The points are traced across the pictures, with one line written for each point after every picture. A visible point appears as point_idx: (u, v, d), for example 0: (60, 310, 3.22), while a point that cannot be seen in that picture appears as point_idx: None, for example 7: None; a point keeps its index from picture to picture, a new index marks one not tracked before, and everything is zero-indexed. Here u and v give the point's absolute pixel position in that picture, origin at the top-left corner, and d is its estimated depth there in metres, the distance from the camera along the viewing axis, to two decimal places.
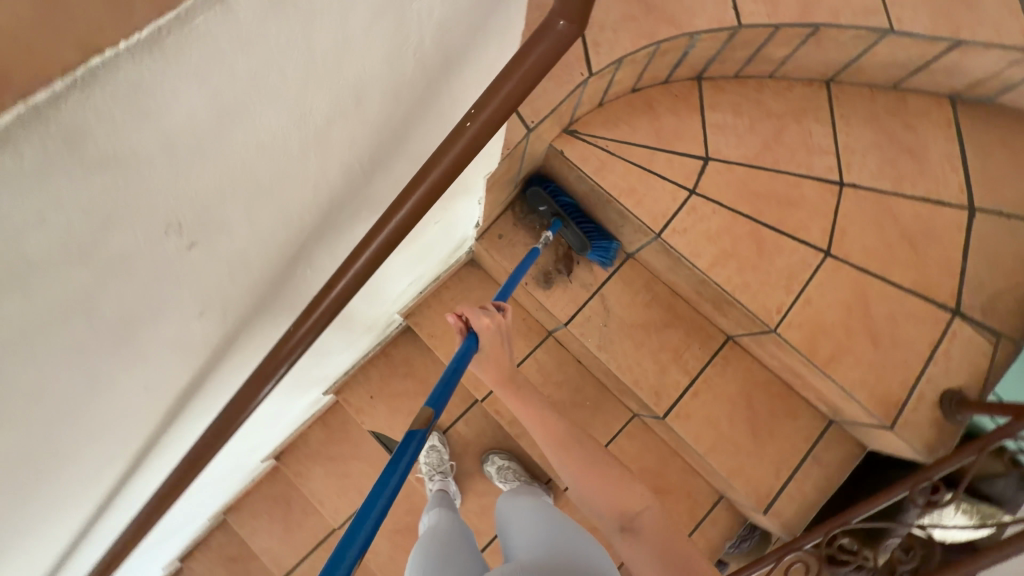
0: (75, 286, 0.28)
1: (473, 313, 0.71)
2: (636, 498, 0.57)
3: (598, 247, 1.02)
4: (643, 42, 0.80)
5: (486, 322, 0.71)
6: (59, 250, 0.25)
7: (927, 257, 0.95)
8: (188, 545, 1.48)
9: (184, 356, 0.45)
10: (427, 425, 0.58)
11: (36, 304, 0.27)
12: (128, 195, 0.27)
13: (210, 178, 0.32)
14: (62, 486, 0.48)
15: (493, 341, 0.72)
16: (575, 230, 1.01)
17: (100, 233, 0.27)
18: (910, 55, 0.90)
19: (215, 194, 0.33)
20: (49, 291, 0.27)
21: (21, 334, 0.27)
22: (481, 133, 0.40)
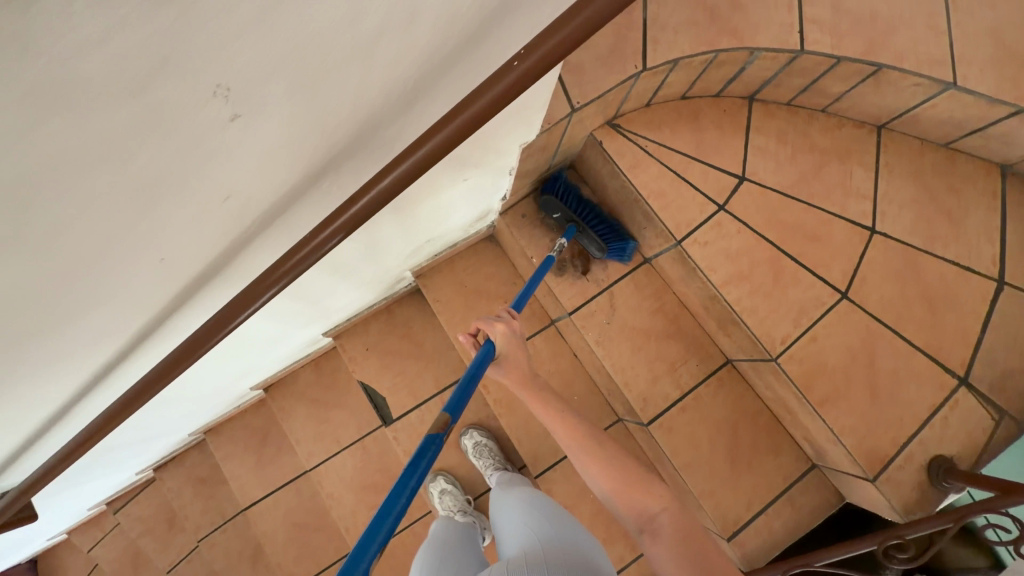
0: (122, 117, 0.31)
1: (488, 323, 0.73)
2: (652, 498, 0.55)
3: (614, 248, 1.02)
4: (702, 48, 0.80)
5: (500, 329, 0.73)
6: (117, 74, 0.28)
7: (944, 320, 0.94)
8: (164, 458, 1.52)
9: (201, 240, 0.47)
10: (444, 428, 0.60)
11: (85, 122, 0.30)
12: (188, 44, 0.30)
13: (262, 54, 0.34)
14: (62, 339, 0.50)
15: (510, 345, 0.72)
16: (591, 234, 1.01)
17: (154, 71, 0.30)
18: (968, 114, 0.89)
19: (264, 73, 0.35)
20: (99, 113, 0.30)
21: (66, 147, 0.30)
22: (527, 74, 0.42)
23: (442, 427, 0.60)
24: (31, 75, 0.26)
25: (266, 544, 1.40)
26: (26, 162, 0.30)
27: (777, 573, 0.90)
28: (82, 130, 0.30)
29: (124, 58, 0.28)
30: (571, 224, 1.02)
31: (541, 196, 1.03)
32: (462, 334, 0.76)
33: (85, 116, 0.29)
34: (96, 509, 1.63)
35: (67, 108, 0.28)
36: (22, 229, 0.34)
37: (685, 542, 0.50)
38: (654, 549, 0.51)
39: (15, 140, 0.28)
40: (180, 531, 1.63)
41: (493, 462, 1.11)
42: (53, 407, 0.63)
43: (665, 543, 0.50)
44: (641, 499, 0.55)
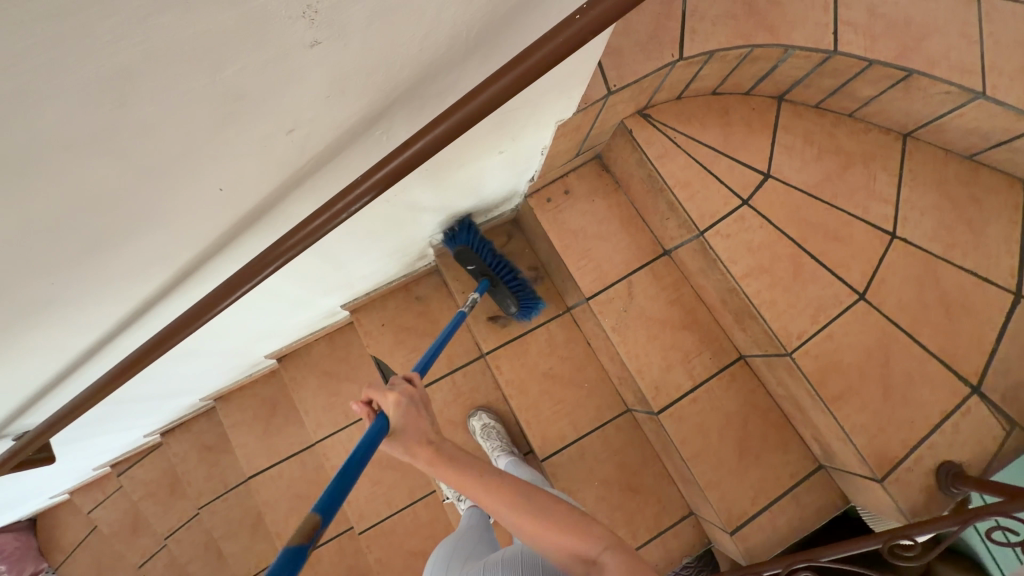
0: (221, 21, 0.34)
1: (377, 391, 0.58)
2: (587, 539, 0.49)
3: (525, 302, 1.12)
4: (738, 42, 0.82)
5: (391, 398, 0.57)
6: None
7: (959, 327, 0.95)
8: (172, 422, 1.53)
9: (259, 171, 0.50)
10: (304, 545, 0.44)
11: (192, 22, 0.33)
12: None
13: None
14: (113, 264, 0.52)
15: (406, 415, 0.57)
16: (505, 291, 1.08)
17: None
18: (995, 125, 0.90)
19: None
20: (205, 15, 0.33)
21: (172, 44, 0.33)
22: (587, 28, 0.44)
23: (307, 537, 0.45)
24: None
25: (266, 513, 1.41)
26: (130, 50, 0.32)
27: (779, 567, 0.91)
28: (186, 28, 0.33)
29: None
30: (486, 278, 1.06)
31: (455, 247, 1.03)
32: (352, 403, 0.60)
33: (191, 14, 0.32)
34: (101, 470, 1.64)
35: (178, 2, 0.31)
36: (110, 128, 0.36)
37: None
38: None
39: (128, 24, 0.31)
40: (182, 497, 1.64)
41: (501, 445, 1.13)
42: (88, 341, 0.63)
43: None
44: (576, 544, 0.49)
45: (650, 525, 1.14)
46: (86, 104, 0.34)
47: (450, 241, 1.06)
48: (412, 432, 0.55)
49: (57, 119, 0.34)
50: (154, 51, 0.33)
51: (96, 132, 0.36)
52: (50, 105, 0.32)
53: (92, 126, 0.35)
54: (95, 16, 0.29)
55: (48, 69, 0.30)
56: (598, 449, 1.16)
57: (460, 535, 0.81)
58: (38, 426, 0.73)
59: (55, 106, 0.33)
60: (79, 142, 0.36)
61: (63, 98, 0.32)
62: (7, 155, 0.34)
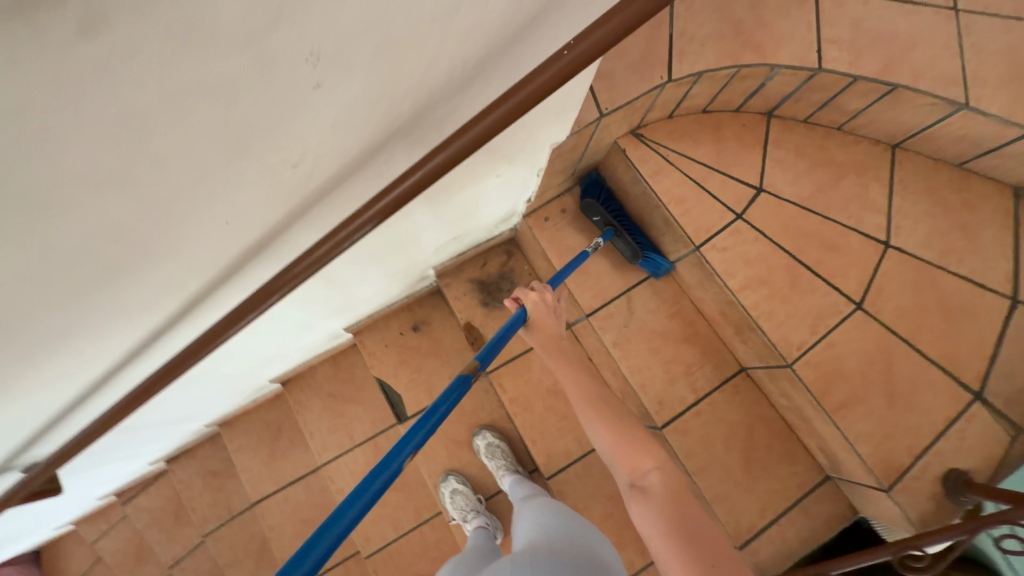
0: (232, 66, 0.35)
1: (523, 290, 0.80)
2: (646, 457, 0.58)
3: (649, 258, 1.06)
4: (726, 62, 0.85)
5: (532, 297, 0.79)
6: (240, 25, 0.33)
7: (960, 333, 0.95)
8: (177, 449, 1.53)
9: (266, 202, 0.51)
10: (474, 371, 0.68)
11: (206, 68, 0.34)
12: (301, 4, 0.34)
13: (355, 18, 0.38)
14: (126, 294, 0.53)
15: (540, 312, 0.79)
16: (629, 240, 1.05)
17: (268, 26, 0.34)
18: (983, 133, 0.91)
19: (353, 36, 0.39)
20: (217, 61, 0.34)
21: (186, 91, 0.35)
22: (576, 61, 0.46)
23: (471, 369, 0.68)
24: (178, 16, 0.30)
25: (273, 538, 1.40)
26: (150, 97, 0.33)
27: None
28: (202, 72, 0.34)
29: (249, 9, 0.33)
30: (609, 228, 1.06)
31: (583, 199, 1.08)
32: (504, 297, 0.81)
33: (206, 59, 0.34)
34: (105, 499, 1.63)
35: (195, 49, 0.33)
36: (126, 168, 0.38)
37: (675, 508, 0.52)
38: (641, 506, 0.54)
39: (149, 75, 0.32)
40: (187, 525, 1.63)
41: (506, 463, 1.12)
42: (99, 370, 0.64)
43: (653, 500, 0.53)
44: (636, 456, 0.58)
45: None
46: (105, 148, 0.35)
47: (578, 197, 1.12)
48: (544, 322, 0.78)
49: (78, 163, 0.35)
50: (170, 98, 0.34)
51: (113, 171, 0.38)
52: (73, 151, 0.34)
53: (109, 166, 0.37)
54: (117, 70, 0.30)
55: (72, 118, 0.32)
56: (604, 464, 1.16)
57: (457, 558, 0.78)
58: (48, 458, 0.74)
59: (74, 150, 0.34)
60: (95, 179, 0.37)
61: (84, 145, 0.34)
62: (29, 196, 0.35)
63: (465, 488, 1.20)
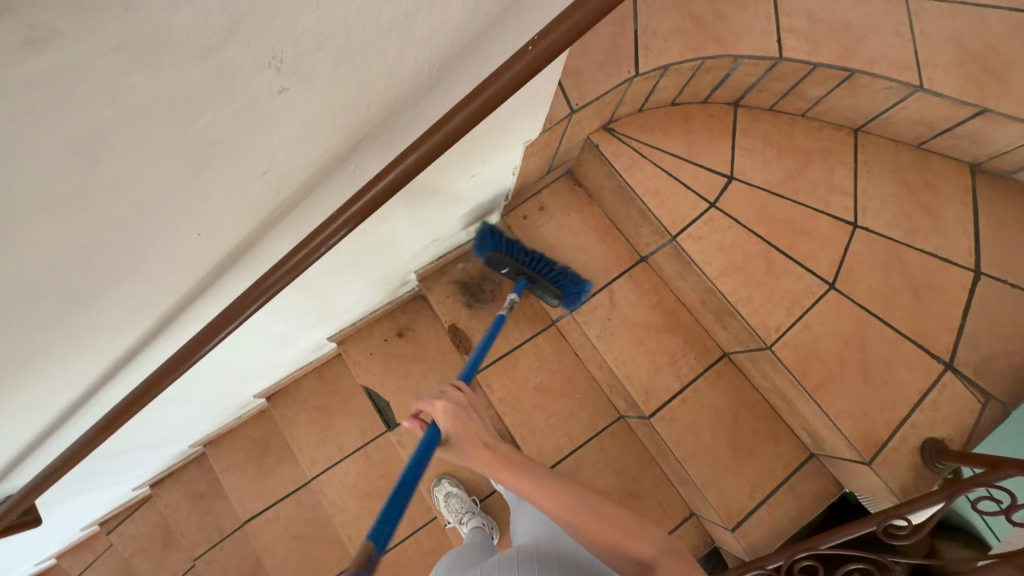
0: (190, 77, 0.35)
1: (427, 403, 0.69)
2: (640, 540, 0.53)
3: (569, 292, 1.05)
4: (690, 54, 0.87)
5: (440, 406, 0.68)
6: (195, 35, 0.33)
7: (928, 307, 0.98)
8: (161, 472, 1.49)
9: (237, 213, 0.51)
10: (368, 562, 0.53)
11: (164, 80, 0.34)
12: (257, 10, 0.34)
13: (313, 22, 0.38)
14: (95, 314, 0.52)
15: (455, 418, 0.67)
16: (543, 285, 1.03)
17: (224, 35, 0.34)
18: (937, 115, 0.95)
19: (311, 42, 0.39)
20: (175, 73, 0.34)
21: (146, 102, 0.34)
22: (541, 56, 0.46)
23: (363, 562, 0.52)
24: (129, 27, 0.30)
25: (265, 557, 1.38)
26: (107, 109, 0.33)
27: (782, 559, 0.92)
28: (159, 85, 0.34)
29: (203, 20, 0.33)
30: (523, 276, 1.03)
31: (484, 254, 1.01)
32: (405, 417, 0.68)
33: (163, 73, 0.34)
34: (88, 530, 1.58)
35: (150, 62, 0.32)
36: (88, 184, 0.37)
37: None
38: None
39: (103, 87, 0.32)
40: (176, 550, 1.59)
41: None
42: (72, 395, 0.63)
43: None
44: (631, 544, 0.53)
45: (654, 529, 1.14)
46: (65, 164, 0.35)
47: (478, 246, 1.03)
48: (460, 431, 0.65)
49: (37, 181, 0.35)
50: (129, 110, 0.34)
51: (74, 188, 0.37)
52: (34, 168, 0.34)
53: (70, 182, 0.36)
54: (70, 83, 0.30)
55: (30, 131, 0.31)
56: (596, 458, 1.17)
57: (461, 549, 0.79)
58: (23, 488, 0.71)
59: (34, 167, 0.34)
60: (59, 198, 0.37)
61: (42, 162, 0.34)
62: None
63: (459, 491, 1.19)
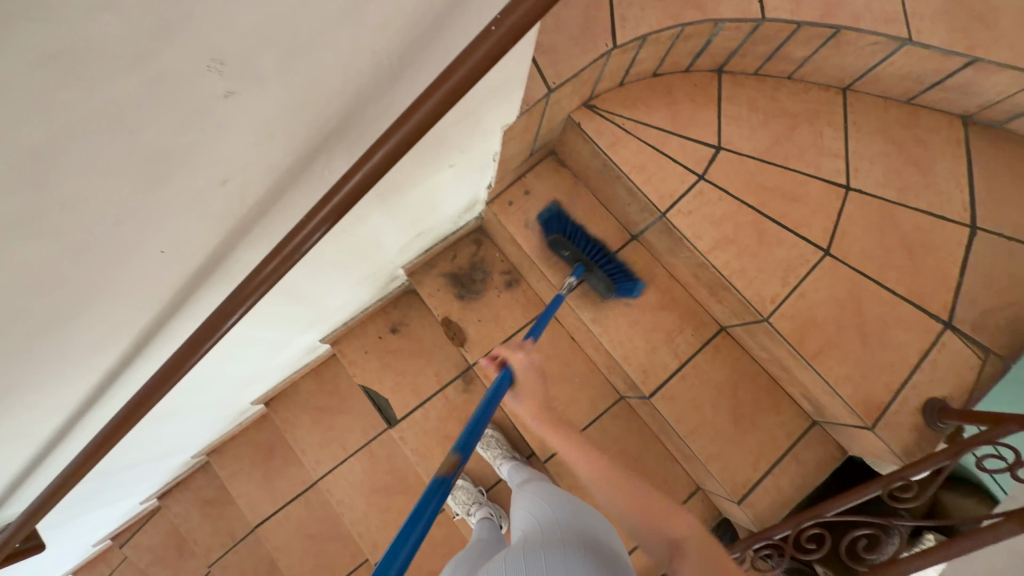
0: (130, 87, 0.33)
1: (511, 349, 0.88)
2: (672, 521, 0.64)
3: (622, 288, 1.05)
4: (668, 22, 0.83)
5: (521, 361, 0.86)
6: (126, 43, 0.30)
7: (925, 266, 0.96)
8: (168, 484, 1.49)
9: (203, 225, 0.48)
10: (453, 467, 0.66)
11: (99, 94, 0.31)
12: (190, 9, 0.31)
13: (255, 17, 0.35)
14: (67, 340, 0.50)
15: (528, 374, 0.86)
16: (599, 275, 1.03)
17: (157, 39, 0.31)
18: (927, 68, 0.92)
19: (256, 38, 0.37)
20: (110, 85, 0.32)
21: (82, 119, 0.32)
22: (505, 38, 0.43)
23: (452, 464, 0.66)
24: (47, 40, 0.27)
25: (279, 559, 1.38)
26: (43, 131, 0.31)
27: (790, 528, 0.93)
28: (94, 99, 0.31)
29: (133, 24, 0.30)
30: (581, 262, 1.04)
31: (550, 235, 1.05)
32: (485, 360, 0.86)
33: (96, 86, 0.31)
34: (101, 545, 1.59)
35: (80, 74, 0.30)
36: (33, 210, 0.35)
37: (703, 556, 0.60)
38: (683, 571, 0.60)
39: (31, 108, 0.29)
40: (191, 557, 1.60)
41: (502, 452, 1.12)
42: (57, 422, 0.61)
43: (686, 556, 0.60)
44: (660, 519, 0.64)
45: None
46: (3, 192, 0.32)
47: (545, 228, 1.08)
48: (531, 384, 0.87)
49: None
50: (65, 129, 0.32)
51: (18, 216, 0.35)
52: None
53: (13, 209, 0.34)
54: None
55: None
56: (599, 440, 1.17)
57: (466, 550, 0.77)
58: (20, 517, 0.70)
59: None
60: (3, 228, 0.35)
61: None
62: None
63: (466, 482, 1.19)
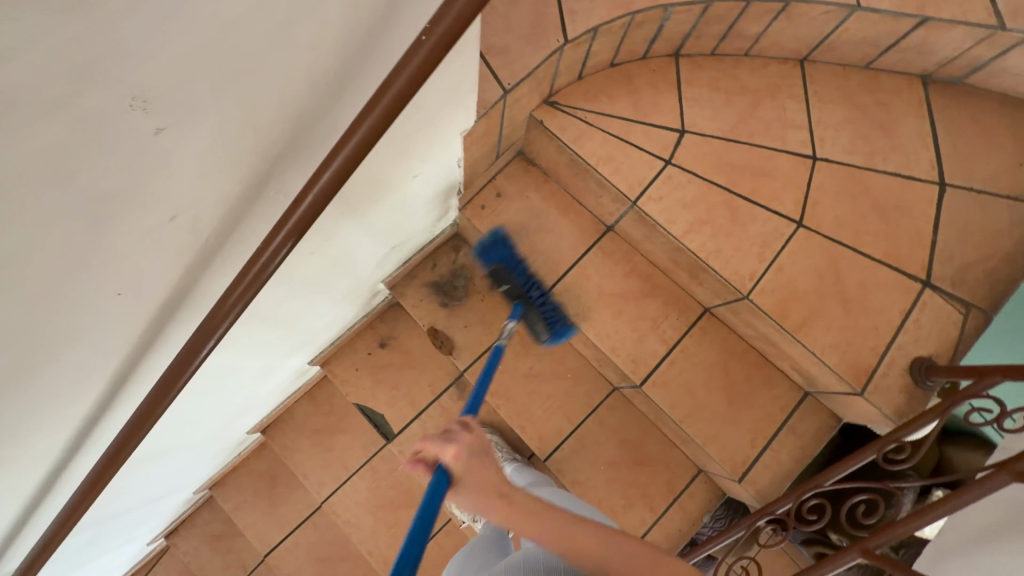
0: (55, 138, 0.32)
1: (435, 445, 0.54)
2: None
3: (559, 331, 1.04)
4: (618, 12, 0.84)
5: (450, 453, 0.53)
6: (43, 94, 0.30)
7: (899, 229, 0.97)
8: (174, 522, 1.48)
9: (159, 263, 0.48)
10: None
11: (23, 149, 0.31)
12: (104, 53, 0.31)
13: (175, 53, 0.35)
14: (35, 396, 0.49)
15: (466, 469, 0.53)
16: (538, 315, 1.02)
17: (75, 86, 0.31)
18: (881, 32, 0.93)
19: (181, 73, 0.36)
20: (34, 138, 0.31)
21: (9, 176, 0.31)
22: (438, 46, 0.43)
23: None
24: None
25: None
26: None
27: (791, 501, 0.92)
28: (18, 154, 0.31)
29: (47, 75, 0.29)
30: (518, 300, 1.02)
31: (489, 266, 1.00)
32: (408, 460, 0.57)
33: (19, 141, 0.30)
34: None
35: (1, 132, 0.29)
36: None
37: None
38: None
39: None
40: None
41: (504, 455, 1.11)
42: (40, 476, 0.60)
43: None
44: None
45: (665, 491, 1.15)
46: None
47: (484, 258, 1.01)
48: (476, 483, 0.52)
49: None
50: None
51: None
52: None
53: None
54: None
55: None
56: (597, 433, 1.17)
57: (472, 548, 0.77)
58: None
59: None
60: None
61: None
62: None
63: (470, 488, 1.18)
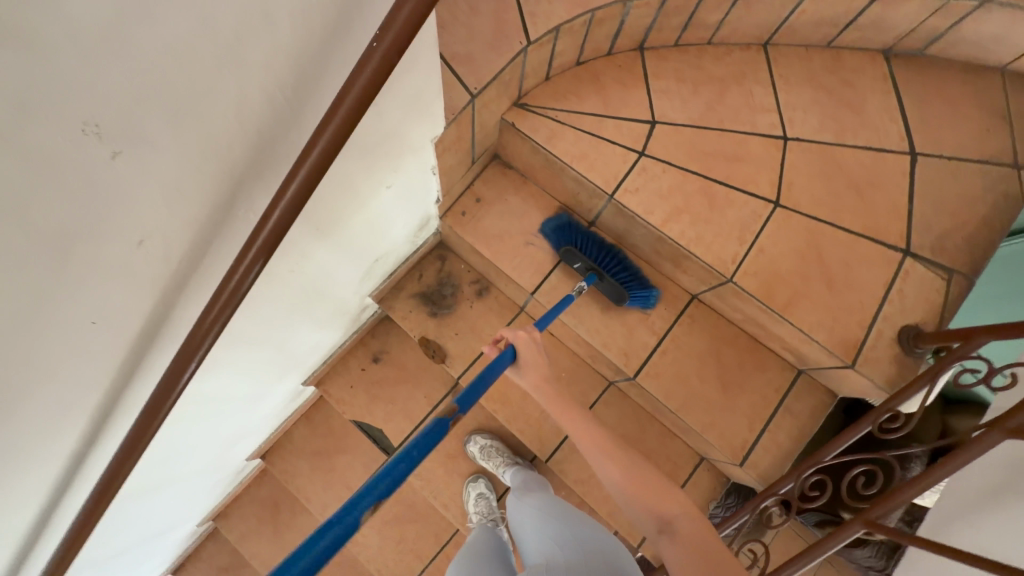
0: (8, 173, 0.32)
1: (511, 330, 0.86)
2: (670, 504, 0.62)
3: (637, 295, 1.05)
4: (578, 10, 0.85)
5: (520, 334, 0.85)
6: None
7: (875, 201, 0.98)
8: (179, 558, 1.46)
9: (130, 291, 0.48)
10: (450, 414, 0.70)
11: None
12: (48, 84, 0.32)
13: (122, 79, 0.35)
14: (15, 436, 0.49)
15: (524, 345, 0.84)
16: (611, 283, 1.03)
17: (22, 120, 0.31)
18: (838, 10, 0.95)
19: (131, 97, 0.37)
20: None
21: None
22: (388, 53, 0.44)
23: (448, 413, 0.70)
24: None
25: None
26: None
27: (793, 481, 0.92)
28: None
29: None
30: (592, 271, 1.05)
31: (561, 248, 1.05)
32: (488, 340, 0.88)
33: None
34: None
35: None
36: None
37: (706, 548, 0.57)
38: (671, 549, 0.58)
39: None
40: None
41: (505, 460, 1.12)
42: (29, 518, 0.59)
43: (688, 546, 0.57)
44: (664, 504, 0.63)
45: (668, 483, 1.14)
46: None
47: (554, 238, 1.08)
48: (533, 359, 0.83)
49: None
50: None
51: None
52: None
53: None
54: None
55: None
56: None
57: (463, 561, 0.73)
58: None
59: None
60: None
61: None
62: None
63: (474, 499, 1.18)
